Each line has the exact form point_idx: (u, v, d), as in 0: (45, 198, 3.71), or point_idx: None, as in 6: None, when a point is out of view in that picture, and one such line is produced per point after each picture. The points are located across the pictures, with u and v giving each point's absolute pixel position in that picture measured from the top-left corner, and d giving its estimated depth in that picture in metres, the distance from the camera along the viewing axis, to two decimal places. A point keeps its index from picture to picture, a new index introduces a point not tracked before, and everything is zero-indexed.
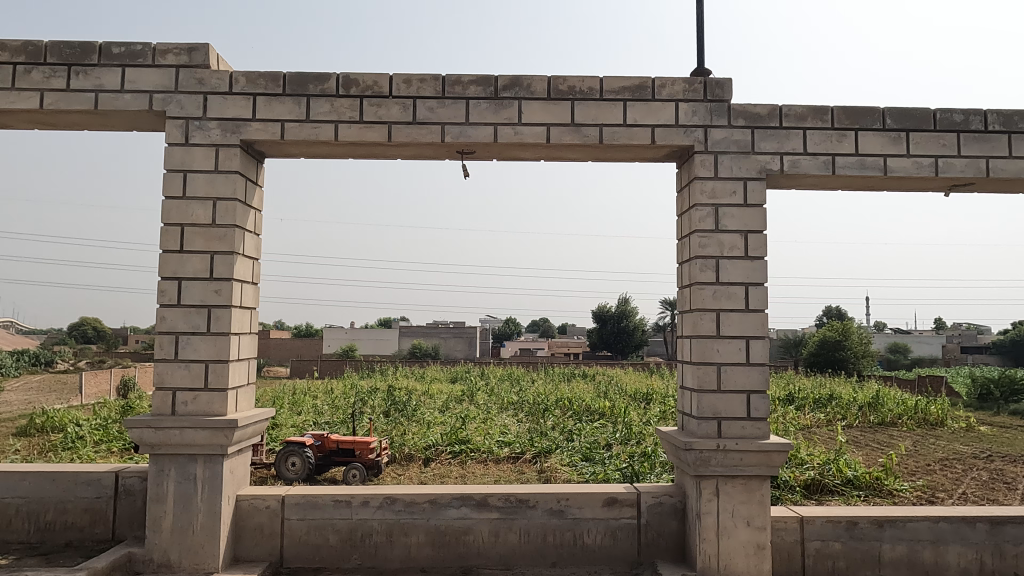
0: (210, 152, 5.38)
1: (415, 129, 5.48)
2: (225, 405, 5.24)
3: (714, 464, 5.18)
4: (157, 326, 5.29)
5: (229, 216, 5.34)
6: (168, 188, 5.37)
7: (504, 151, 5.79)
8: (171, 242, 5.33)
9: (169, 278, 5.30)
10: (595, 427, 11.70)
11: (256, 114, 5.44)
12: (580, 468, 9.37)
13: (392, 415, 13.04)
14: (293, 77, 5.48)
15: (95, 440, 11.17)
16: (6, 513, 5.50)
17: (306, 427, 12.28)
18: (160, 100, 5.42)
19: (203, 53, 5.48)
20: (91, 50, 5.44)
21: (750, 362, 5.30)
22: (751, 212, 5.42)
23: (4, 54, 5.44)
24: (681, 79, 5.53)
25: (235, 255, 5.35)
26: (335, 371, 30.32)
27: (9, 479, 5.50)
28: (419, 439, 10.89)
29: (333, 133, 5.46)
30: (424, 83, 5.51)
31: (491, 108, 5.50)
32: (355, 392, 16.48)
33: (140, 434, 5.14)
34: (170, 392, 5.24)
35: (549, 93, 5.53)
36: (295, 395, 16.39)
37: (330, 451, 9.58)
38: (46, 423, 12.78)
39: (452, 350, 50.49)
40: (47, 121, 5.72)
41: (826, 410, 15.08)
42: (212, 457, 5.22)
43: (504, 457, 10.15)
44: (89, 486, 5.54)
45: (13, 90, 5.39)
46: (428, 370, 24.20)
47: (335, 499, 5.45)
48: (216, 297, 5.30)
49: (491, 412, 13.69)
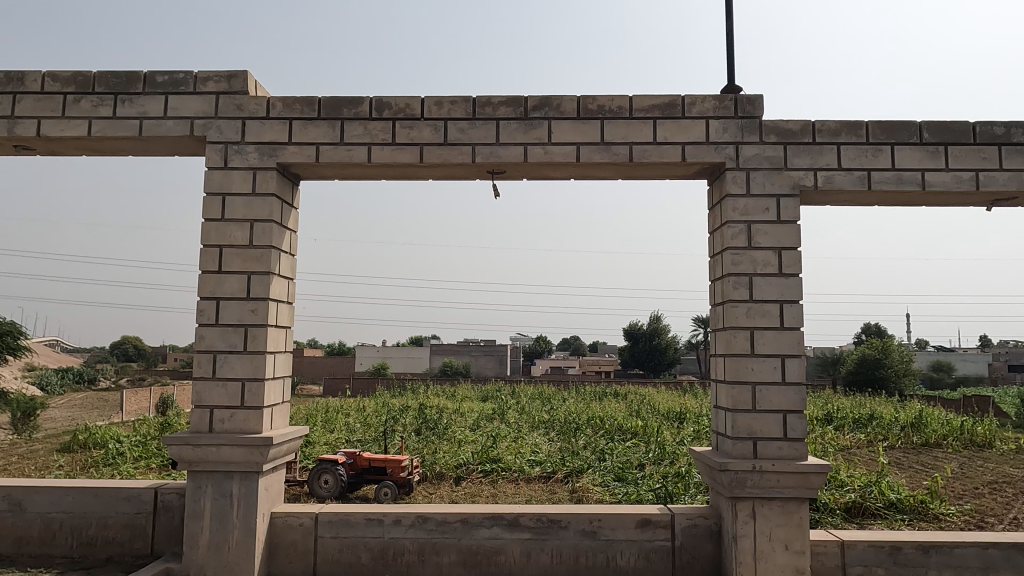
0: (247, 175, 5.53)
1: (446, 151, 5.56)
2: (260, 423, 5.33)
3: (750, 485, 5.08)
4: (196, 345, 5.41)
5: (265, 237, 5.47)
6: (208, 211, 5.52)
7: (534, 171, 5.83)
8: (209, 263, 5.47)
9: (207, 298, 5.44)
10: (627, 447, 11.55)
11: (292, 137, 5.58)
12: (613, 488, 9.25)
13: (423, 434, 13.07)
14: (328, 101, 5.62)
15: (134, 456, 11.43)
16: (50, 527, 5.64)
17: (339, 444, 12.39)
18: (201, 126, 5.60)
19: (242, 80, 5.66)
20: (137, 79, 5.67)
21: (786, 382, 5.21)
22: (784, 229, 5.35)
23: (56, 84, 5.69)
24: (712, 96, 5.51)
25: (271, 275, 5.47)
26: (367, 389, 30.64)
27: (53, 494, 5.65)
28: (450, 458, 10.89)
29: (366, 155, 5.57)
30: (454, 106, 5.60)
31: (521, 129, 5.56)
32: (387, 410, 16.58)
33: (178, 451, 5.24)
34: (207, 410, 5.35)
35: (579, 113, 5.56)
36: (327, 412, 16.55)
37: (363, 469, 9.60)
38: (88, 439, 13.14)
39: (483, 369, 50.38)
40: (95, 147, 5.97)
41: (866, 430, 14.69)
42: (248, 474, 5.29)
43: (535, 477, 10.09)
44: (129, 502, 5.66)
45: (64, 118, 5.64)
46: (458, 388, 24.14)
47: (367, 517, 5.47)
48: (252, 316, 5.41)
49: (522, 431, 13.63)
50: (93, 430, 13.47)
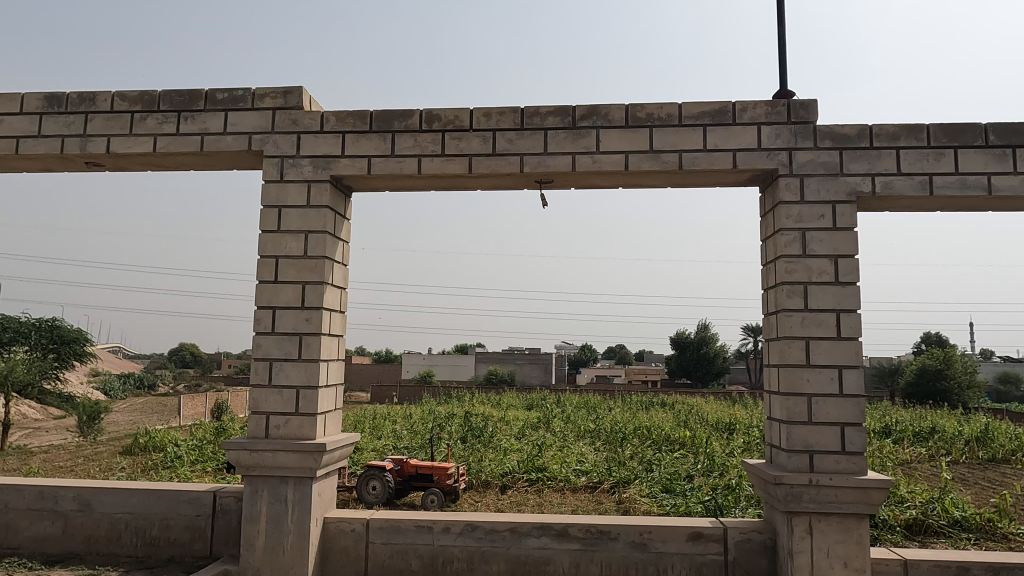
0: (302, 188, 5.69)
1: (494, 161, 5.61)
2: (314, 430, 5.45)
3: (806, 500, 4.94)
4: (253, 353, 5.59)
5: (320, 247, 5.61)
6: (264, 223, 5.70)
7: (582, 180, 5.83)
8: (266, 273, 5.64)
9: (264, 307, 5.61)
10: (675, 458, 11.36)
11: (345, 150, 5.72)
12: (660, 500, 9.12)
13: (469, 442, 13.14)
14: (379, 114, 5.75)
15: (191, 460, 11.81)
16: (116, 527, 5.88)
17: (387, 451, 12.56)
18: (258, 141, 5.79)
19: (297, 95, 5.83)
20: (199, 97, 5.90)
21: (844, 394, 5.06)
22: (841, 236, 5.21)
23: (124, 103, 5.98)
24: (764, 102, 5.42)
25: (325, 285, 5.59)
26: (414, 396, 30.93)
27: (119, 496, 5.89)
28: (496, 466, 10.90)
29: (416, 167, 5.67)
30: (503, 116, 5.65)
31: (568, 138, 5.57)
32: (433, 417, 16.73)
33: (236, 455, 5.41)
34: (264, 416, 5.51)
35: (627, 121, 5.54)
36: (375, 419, 16.80)
37: (410, 476, 9.69)
38: (149, 442, 13.65)
39: (529, 377, 50.28)
40: (160, 163, 6.23)
41: (928, 444, 14.10)
42: (302, 479, 5.42)
43: (581, 486, 10.04)
44: (190, 504, 5.85)
45: (132, 135, 5.92)
46: (503, 397, 24.15)
47: (417, 524, 5.53)
48: (306, 325, 5.55)
49: (568, 440, 13.57)
50: (153, 434, 13.99)
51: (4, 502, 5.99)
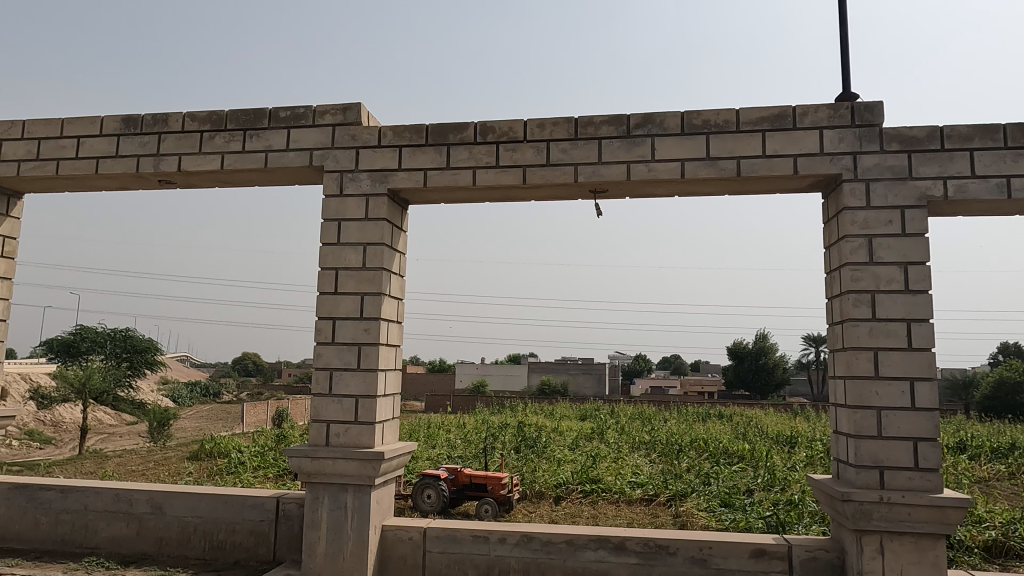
0: (361, 201, 5.83)
1: (549, 171, 5.63)
2: (372, 438, 5.54)
3: (877, 518, 4.73)
4: (315, 362, 5.74)
5: (377, 259, 5.73)
6: (325, 236, 5.86)
7: (637, 189, 5.78)
8: (326, 284, 5.79)
9: (325, 318, 5.76)
10: (734, 471, 11.06)
11: (401, 164, 5.83)
12: (719, 514, 8.89)
13: (522, 452, 13.12)
14: (435, 128, 5.85)
15: (253, 466, 12.18)
16: (186, 530, 6.10)
17: (441, 460, 12.67)
18: (319, 156, 5.97)
19: (356, 111, 5.99)
20: (263, 115, 6.13)
21: (916, 407, 4.84)
22: (910, 242, 5.01)
23: (194, 123, 6.26)
24: (826, 105, 5.27)
25: (383, 295, 5.70)
26: (467, 406, 31.11)
27: (188, 500, 6.11)
28: (549, 477, 10.84)
29: (471, 179, 5.73)
30: (557, 127, 5.67)
31: (623, 147, 5.54)
32: (486, 427, 16.78)
33: (298, 462, 5.56)
34: (324, 424, 5.64)
35: (683, 128, 5.48)
36: (430, 428, 16.95)
37: (464, 485, 9.72)
38: (214, 448, 14.14)
39: (582, 388, 49.85)
40: (227, 180, 6.49)
41: (1008, 461, 13.30)
42: (361, 487, 5.51)
43: (637, 499, 9.88)
44: (255, 509, 6.03)
45: (201, 153, 6.19)
46: (556, 407, 24.01)
47: (474, 534, 5.54)
48: (365, 335, 5.66)
49: (622, 451, 13.39)
50: (218, 440, 14.49)
51: (83, 504, 6.30)
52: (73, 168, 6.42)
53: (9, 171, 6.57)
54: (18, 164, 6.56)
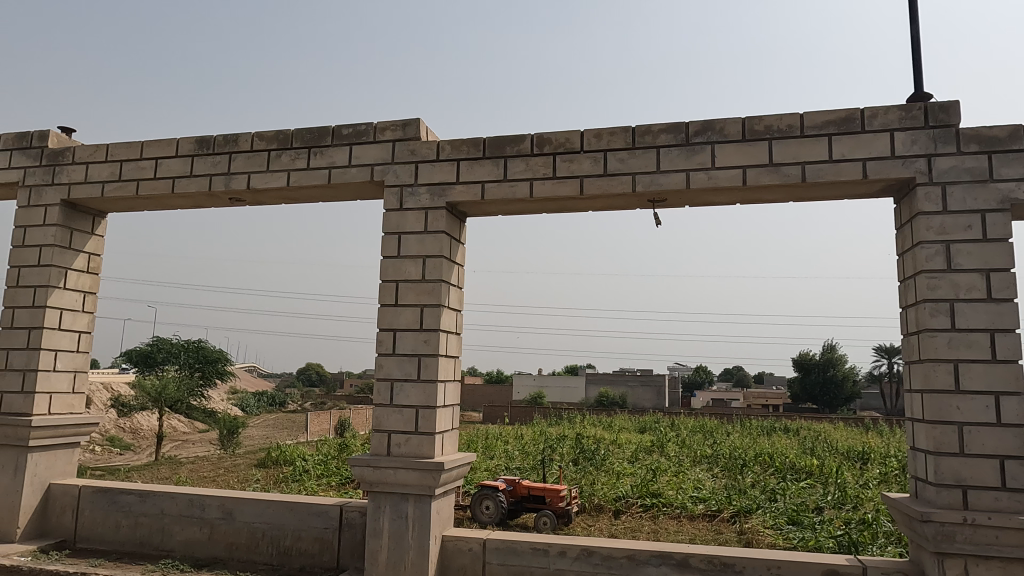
0: (420, 215, 5.93)
1: (606, 182, 5.60)
2: (432, 448, 5.60)
3: (960, 540, 4.46)
4: (376, 373, 5.86)
5: (437, 272, 5.81)
6: (385, 249, 5.99)
7: (697, 197, 5.69)
8: (387, 297, 5.91)
9: (385, 330, 5.87)
10: (802, 488, 10.65)
11: (459, 177, 5.91)
12: (786, 532, 8.56)
13: (581, 464, 13.00)
14: (492, 141, 5.91)
15: (317, 474, 12.48)
16: (255, 536, 6.30)
17: (499, 471, 12.69)
18: (380, 172, 6.11)
19: (415, 127, 6.11)
20: (327, 133, 6.33)
21: (1001, 423, 4.55)
22: (992, 248, 4.74)
23: (262, 142, 6.52)
24: (897, 107, 5.07)
25: (442, 307, 5.77)
26: (525, 417, 31.09)
27: (257, 506, 6.31)
28: (609, 490, 10.69)
29: (528, 191, 5.75)
30: (614, 136, 5.64)
31: (682, 155, 5.46)
32: (544, 438, 16.71)
33: (360, 471, 5.67)
34: (386, 434, 5.74)
35: (744, 135, 5.36)
36: (488, 439, 17.01)
37: (523, 497, 9.69)
38: (280, 456, 14.57)
39: (641, 400, 49.08)
40: (293, 196, 6.73)
41: None
42: (421, 497, 5.57)
43: (699, 514, 9.64)
44: (319, 517, 6.17)
45: (269, 171, 6.44)
46: (615, 419, 23.71)
47: (533, 546, 5.51)
48: (424, 346, 5.74)
49: (683, 465, 13.10)
50: (284, 448, 14.92)
51: (160, 508, 6.59)
52: (152, 188, 6.78)
53: (94, 192, 6.99)
54: (102, 185, 6.98)
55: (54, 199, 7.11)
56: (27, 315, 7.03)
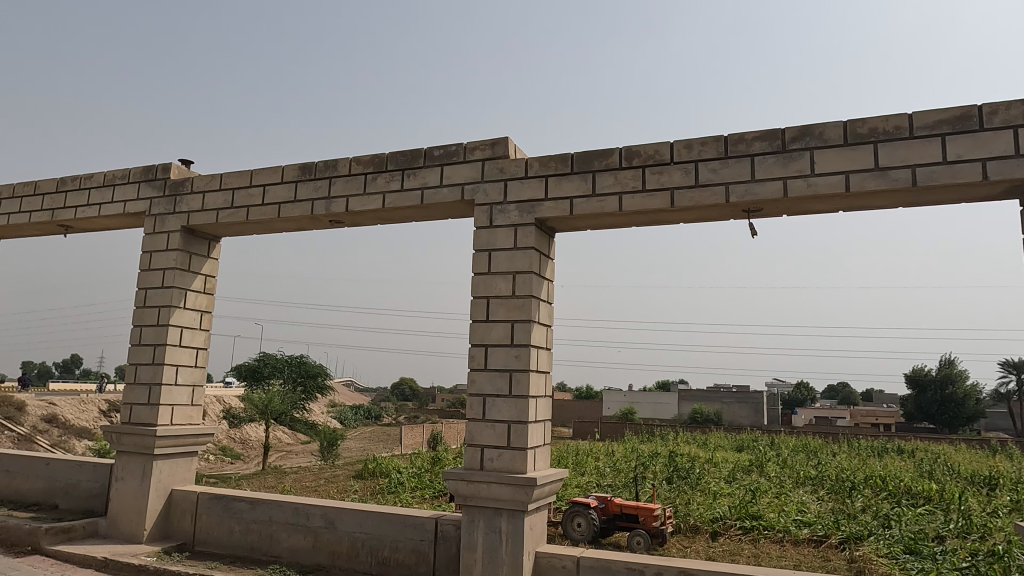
0: (510, 231, 6.01)
1: (698, 193, 5.47)
2: (525, 464, 5.61)
3: None
4: (469, 388, 5.96)
5: (527, 287, 5.85)
6: (476, 266, 6.11)
7: (795, 206, 5.46)
8: (479, 312, 6.01)
9: (477, 345, 5.97)
10: (919, 514, 9.87)
11: (548, 193, 5.95)
12: (902, 562, 7.95)
13: (675, 483, 12.64)
14: (580, 156, 5.92)
15: (411, 487, 12.78)
16: (355, 545, 6.52)
17: (590, 488, 12.54)
18: (470, 191, 6.26)
19: (503, 145, 6.22)
20: (420, 155, 6.56)
21: None
22: None
23: (359, 166, 6.83)
24: (1020, 102, 4.68)
25: (532, 322, 5.81)
26: (616, 433, 30.58)
27: (357, 517, 6.54)
28: (705, 510, 10.33)
29: (617, 205, 5.71)
30: (705, 146, 5.52)
31: (779, 163, 5.26)
32: (636, 456, 16.36)
33: (454, 485, 5.77)
34: (479, 448, 5.81)
35: (845, 138, 5.10)
36: (578, 455, 16.86)
37: (615, 515, 9.50)
38: (376, 468, 15.04)
39: (737, 417, 47.17)
40: (388, 217, 7.00)
41: None
42: (515, 512, 5.59)
43: (804, 539, 9.12)
44: (415, 529, 6.31)
45: (366, 194, 6.73)
46: (710, 437, 22.91)
47: (628, 567, 5.39)
48: (516, 362, 5.79)
49: (785, 486, 12.47)
50: (379, 460, 15.40)
51: (268, 515, 6.95)
52: (260, 213, 7.24)
53: (209, 219, 7.54)
54: (217, 213, 7.52)
55: (175, 226, 7.73)
56: (153, 334, 7.66)
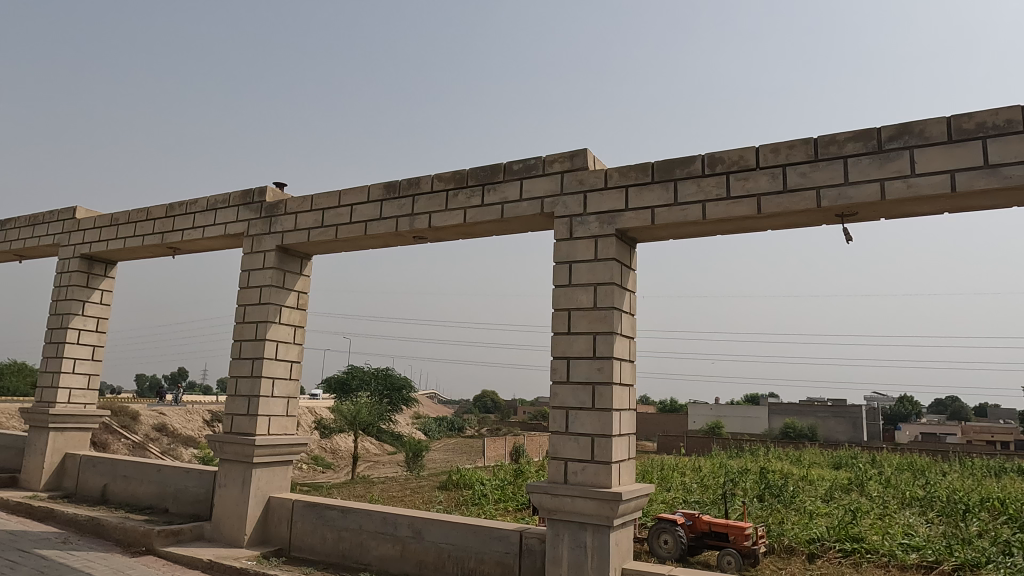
0: (590, 243, 5.98)
1: (787, 198, 5.26)
2: (610, 478, 5.53)
3: None
4: (552, 401, 5.95)
5: (608, 299, 5.80)
6: (557, 278, 6.12)
7: (894, 208, 5.16)
8: (561, 325, 6.01)
9: (560, 357, 5.96)
10: None
11: (629, 204, 5.89)
12: None
13: (767, 500, 12.10)
14: (661, 165, 5.83)
15: (494, 499, 12.84)
16: (441, 555, 6.61)
17: (677, 504, 12.19)
18: (549, 204, 6.28)
19: (582, 157, 6.21)
20: (499, 170, 6.65)
21: None
22: None
23: (441, 183, 7.00)
24: None
25: (615, 334, 5.74)
26: (703, 448, 29.61)
27: (443, 527, 6.63)
28: (800, 530, 9.82)
29: (701, 213, 5.57)
30: (793, 150, 5.32)
31: (874, 164, 4.99)
32: (725, 472, 15.78)
33: (539, 498, 5.75)
34: (563, 462, 5.78)
35: (949, 135, 4.79)
36: (663, 470, 16.44)
37: (703, 532, 9.19)
38: (460, 480, 15.22)
39: (833, 432, 44.69)
40: (469, 232, 7.12)
41: None
42: (600, 527, 5.52)
43: (913, 565, 8.50)
44: (500, 541, 6.32)
45: (447, 210, 6.88)
46: (805, 453, 21.79)
47: None
48: (599, 374, 5.73)
49: (889, 507, 11.68)
50: (463, 472, 15.58)
51: (358, 524, 7.16)
52: (348, 231, 7.54)
53: (301, 238, 7.92)
54: (308, 232, 7.88)
55: (271, 246, 8.17)
56: (251, 348, 8.09)
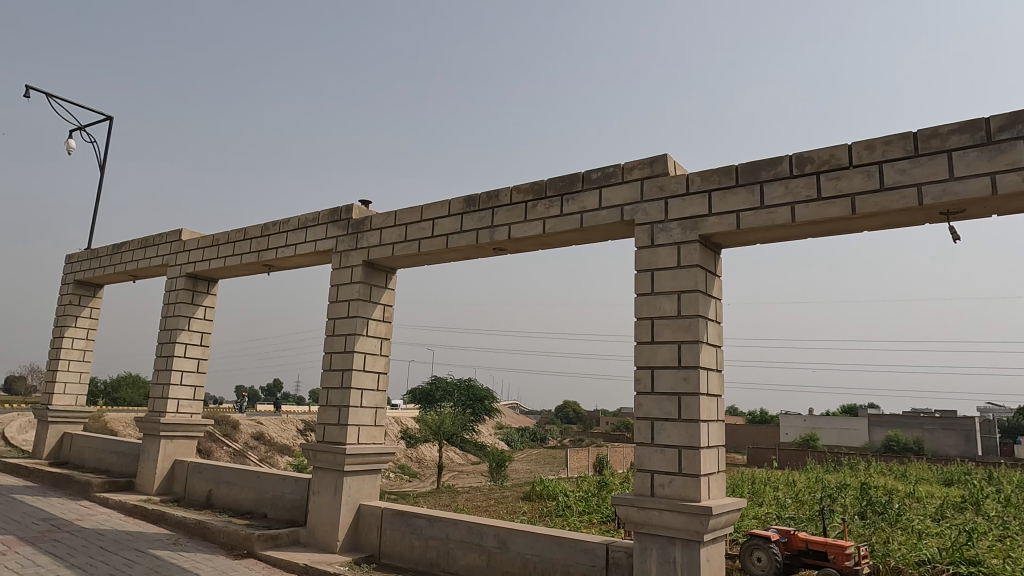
0: (673, 250, 5.86)
1: (884, 197, 4.97)
2: (699, 491, 5.36)
3: None
4: (636, 412, 5.84)
5: (693, 307, 5.65)
6: (639, 287, 6.02)
7: (1007, 204, 4.78)
8: (643, 334, 5.90)
9: (643, 367, 5.85)
10: None
11: (712, 208, 5.73)
12: None
13: (869, 518, 11.38)
14: (746, 168, 5.64)
15: (579, 511, 12.71)
16: (527, 566, 6.60)
17: (770, 520, 11.66)
18: (629, 211, 6.21)
19: (663, 163, 6.10)
20: (578, 179, 6.63)
21: None
22: None
23: (520, 195, 7.06)
24: None
25: (700, 343, 5.58)
26: (797, 461, 28.21)
27: (528, 538, 6.62)
28: (909, 551, 9.17)
29: (790, 216, 5.34)
30: (890, 145, 5.03)
31: (983, 157, 4.64)
32: (822, 487, 14.97)
33: (625, 511, 5.65)
34: (649, 474, 5.66)
35: None
36: (755, 484, 15.78)
37: (799, 550, 8.74)
38: (543, 491, 15.16)
39: (943, 446, 41.56)
40: (548, 242, 7.13)
41: None
42: (690, 541, 5.35)
43: None
44: (586, 554, 6.25)
45: (526, 221, 6.92)
46: (911, 469, 20.33)
47: None
48: (685, 384, 5.58)
49: (1011, 528, 10.73)
50: (546, 482, 15.52)
51: (445, 533, 7.26)
52: (430, 245, 7.71)
53: (385, 253, 8.17)
54: (392, 247, 8.12)
55: (358, 261, 8.47)
56: (341, 360, 8.40)
